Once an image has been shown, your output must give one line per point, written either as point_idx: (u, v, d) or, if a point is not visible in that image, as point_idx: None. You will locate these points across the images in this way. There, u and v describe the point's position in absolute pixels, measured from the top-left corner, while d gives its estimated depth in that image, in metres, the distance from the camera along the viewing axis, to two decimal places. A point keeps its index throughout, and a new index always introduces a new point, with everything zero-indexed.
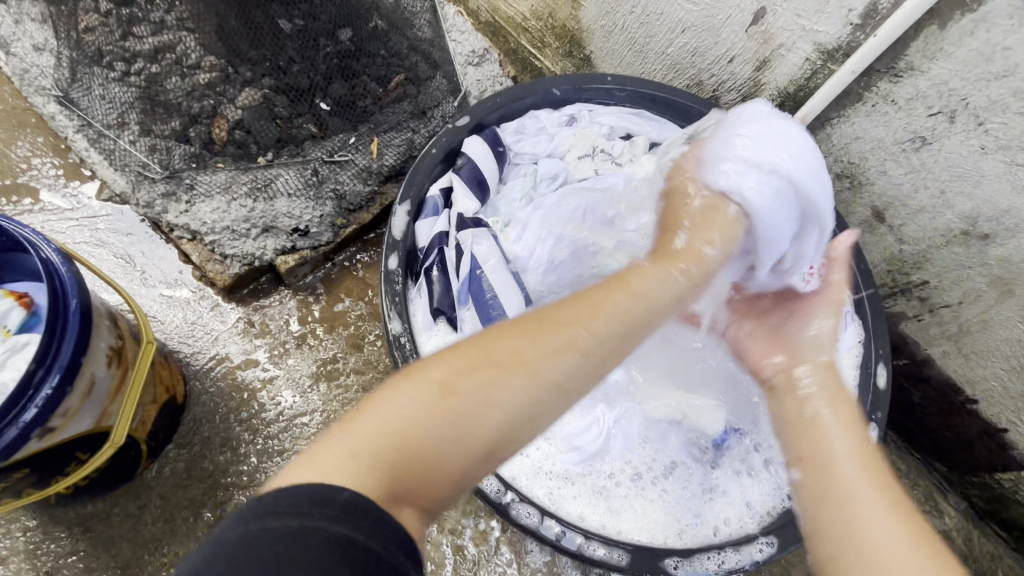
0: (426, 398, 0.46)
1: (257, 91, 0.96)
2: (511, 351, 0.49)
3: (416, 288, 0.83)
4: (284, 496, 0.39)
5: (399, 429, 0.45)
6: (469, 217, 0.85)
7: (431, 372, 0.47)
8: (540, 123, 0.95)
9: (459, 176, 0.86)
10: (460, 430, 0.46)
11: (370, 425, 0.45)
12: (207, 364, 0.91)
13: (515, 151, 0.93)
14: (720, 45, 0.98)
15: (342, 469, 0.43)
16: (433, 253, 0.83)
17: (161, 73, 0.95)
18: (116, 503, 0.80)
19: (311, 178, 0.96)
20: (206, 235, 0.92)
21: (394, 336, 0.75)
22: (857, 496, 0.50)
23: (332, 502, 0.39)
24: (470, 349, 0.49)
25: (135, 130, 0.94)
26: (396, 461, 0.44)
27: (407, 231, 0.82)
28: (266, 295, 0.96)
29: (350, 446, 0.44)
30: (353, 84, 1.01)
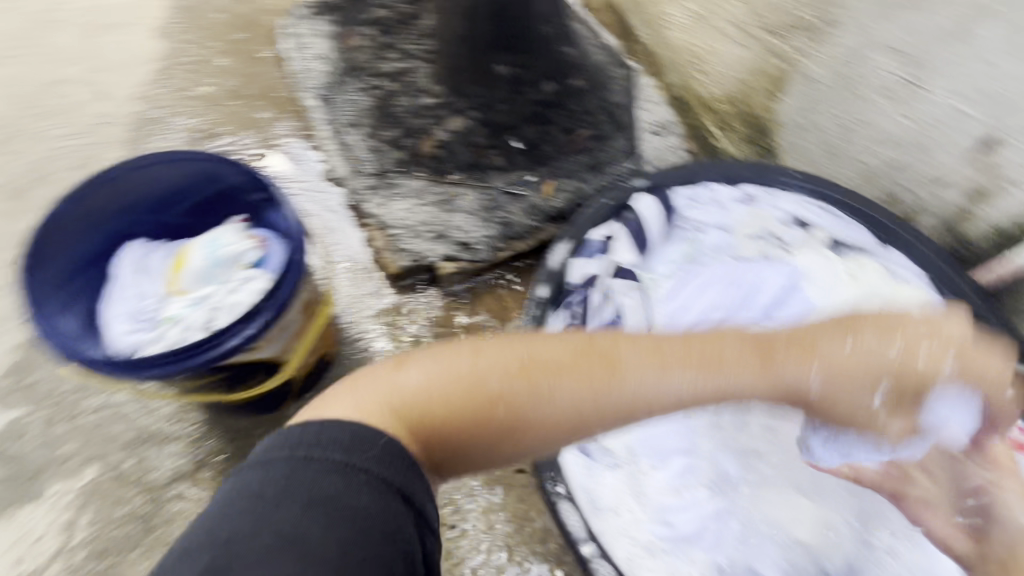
0: (491, 389, 0.46)
1: (464, 120, 1.12)
2: (583, 396, 0.46)
3: (556, 319, 0.84)
4: (284, 443, 0.44)
5: (457, 428, 0.47)
6: (624, 269, 0.90)
7: (483, 365, 0.47)
8: (715, 195, 0.93)
9: (623, 229, 0.90)
10: (504, 429, 0.47)
11: (443, 409, 0.47)
12: (358, 333, 1.04)
13: (683, 215, 0.94)
14: (932, 165, 0.92)
15: (406, 438, 0.46)
16: (582, 292, 0.85)
17: (398, 91, 1.16)
18: (258, 426, 0.94)
19: (488, 203, 1.08)
20: (391, 229, 1.07)
21: None
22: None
23: (374, 446, 0.44)
24: (540, 363, 0.47)
25: (365, 132, 1.15)
26: (460, 443, 0.48)
27: (562, 268, 0.84)
28: (422, 291, 1.08)
29: (394, 405, 0.47)
30: (544, 130, 1.14)
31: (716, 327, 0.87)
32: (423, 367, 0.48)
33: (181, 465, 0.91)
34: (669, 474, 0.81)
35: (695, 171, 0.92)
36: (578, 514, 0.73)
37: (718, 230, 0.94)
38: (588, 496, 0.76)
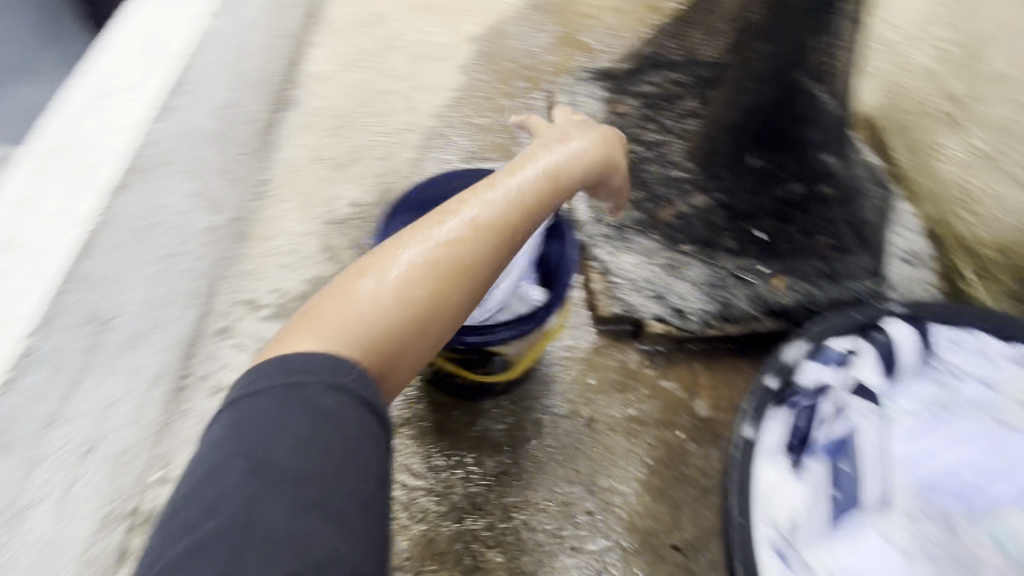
0: (497, 241, 0.67)
1: (706, 200, 1.21)
2: (487, 209, 0.68)
3: (778, 416, 0.79)
4: (308, 361, 0.54)
5: (414, 295, 0.62)
6: (867, 387, 0.85)
7: (377, 256, 0.64)
8: (984, 345, 0.84)
9: (868, 348, 0.85)
10: (494, 263, 0.68)
11: (427, 269, 0.63)
12: (556, 359, 1.12)
13: (939, 358, 0.87)
14: None
15: (378, 300, 0.61)
16: (811, 400, 0.81)
17: (649, 158, 1.28)
18: (455, 409, 1.05)
19: (714, 280, 1.11)
20: (614, 276, 1.16)
21: (735, 443, 0.76)
22: None
23: (350, 370, 0.55)
24: (413, 228, 0.66)
25: (613, 187, 1.27)
26: (455, 294, 0.64)
27: (796, 367, 0.81)
28: (620, 340, 1.13)
29: (337, 316, 0.59)
30: (783, 227, 1.17)
31: (957, 486, 0.81)
32: (474, 223, 0.66)
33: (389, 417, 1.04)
34: None
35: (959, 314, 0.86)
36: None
37: (979, 385, 0.85)
38: None
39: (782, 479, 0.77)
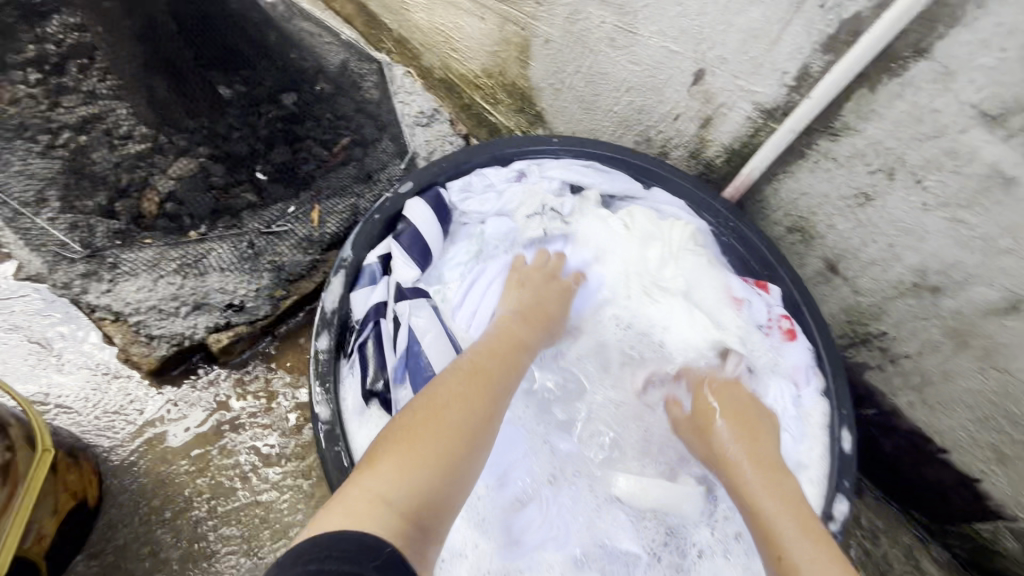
0: (441, 445, 0.55)
1: (192, 161, 0.95)
2: (502, 408, 0.64)
3: (348, 364, 0.78)
4: (331, 543, 0.44)
5: (397, 505, 0.50)
6: (408, 287, 0.82)
7: (431, 413, 0.57)
8: (487, 180, 0.92)
9: (398, 242, 0.84)
10: (448, 486, 0.54)
11: (393, 476, 0.51)
12: (129, 458, 0.83)
13: (462, 210, 0.91)
14: (665, 104, 0.99)
15: (375, 515, 0.48)
16: (369, 325, 0.79)
17: (89, 144, 0.93)
18: None
19: (247, 251, 0.92)
20: (130, 315, 0.85)
21: (319, 421, 0.74)
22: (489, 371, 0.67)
23: (378, 555, 0.44)
24: (447, 391, 0.60)
25: (56, 206, 0.88)
26: (420, 507, 0.51)
27: (341, 308, 0.80)
28: (199, 373, 0.89)
29: (380, 495, 0.50)
30: (297, 148, 1.01)
31: None
32: (424, 416, 0.57)
33: None
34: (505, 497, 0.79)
35: (459, 164, 0.91)
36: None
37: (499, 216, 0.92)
38: None
39: (372, 418, 0.76)
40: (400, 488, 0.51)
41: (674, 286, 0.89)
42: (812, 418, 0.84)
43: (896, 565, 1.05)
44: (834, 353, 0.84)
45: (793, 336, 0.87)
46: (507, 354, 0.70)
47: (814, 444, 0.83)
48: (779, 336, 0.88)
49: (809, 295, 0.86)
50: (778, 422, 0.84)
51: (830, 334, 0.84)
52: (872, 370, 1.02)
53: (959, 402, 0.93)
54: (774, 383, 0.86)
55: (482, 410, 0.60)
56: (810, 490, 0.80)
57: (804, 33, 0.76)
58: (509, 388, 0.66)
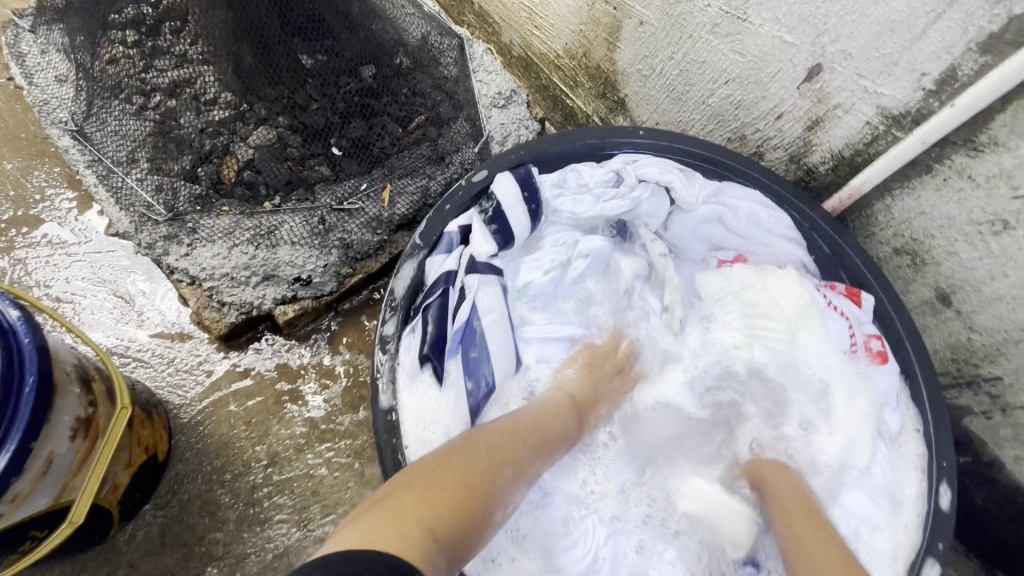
0: (483, 494, 0.53)
1: (271, 130, 0.92)
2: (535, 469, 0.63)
3: (409, 330, 0.77)
4: (349, 559, 0.38)
5: (416, 527, 0.46)
6: (482, 261, 0.80)
7: (480, 461, 0.56)
8: (582, 179, 0.87)
9: (480, 217, 0.82)
10: (473, 536, 0.52)
11: (419, 501, 0.48)
12: (196, 417, 0.86)
13: (555, 209, 0.88)
14: (768, 100, 0.89)
15: (411, 538, 0.44)
16: (437, 290, 0.77)
17: (177, 106, 0.93)
18: (85, 568, 0.75)
19: (318, 226, 0.91)
20: (204, 281, 0.87)
21: (382, 407, 0.73)
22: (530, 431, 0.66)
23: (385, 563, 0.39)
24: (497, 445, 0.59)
25: (145, 167, 0.92)
26: (442, 531, 0.47)
27: (413, 278, 0.80)
28: (263, 343, 0.91)
29: (421, 522, 0.46)
30: (372, 124, 0.98)
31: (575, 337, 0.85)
32: (478, 458, 0.56)
33: None
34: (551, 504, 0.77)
35: (552, 149, 0.87)
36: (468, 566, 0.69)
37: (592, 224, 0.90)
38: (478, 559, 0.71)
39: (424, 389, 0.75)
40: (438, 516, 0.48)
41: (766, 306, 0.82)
42: (903, 453, 0.77)
43: None
44: (936, 389, 0.75)
45: (884, 360, 0.78)
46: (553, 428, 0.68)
47: (910, 479, 0.75)
48: (866, 358, 0.79)
49: (906, 315, 0.77)
50: (867, 450, 0.76)
51: (928, 362, 0.75)
52: (974, 416, 0.91)
53: None
54: (861, 419, 0.77)
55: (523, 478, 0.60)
56: (904, 531, 0.73)
57: (956, 30, 0.66)
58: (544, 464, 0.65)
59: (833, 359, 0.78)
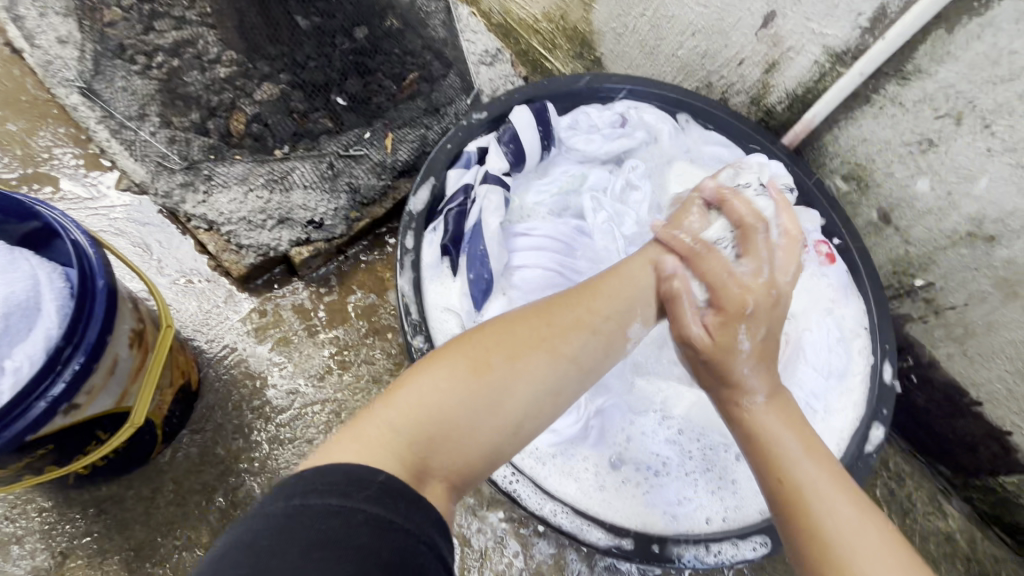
0: (465, 381, 0.54)
1: (274, 86, 1.00)
2: (560, 345, 0.60)
3: (431, 228, 0.85)
4: (331, 472, 0.44)
5: (401, 438, 0.51)
6: (496, 175, 0.87)
7: (461, 350, 0.57)
8: (592, 121, 0.97)
9: (498, 140, 0.90)
10: (476, 420, 0.54)
11: (410, 404, 0.52)
12: (221, 352, 0.93)
13: (569, 146, 0.96)
14: (730, 47, 1.00)
15: (385, 442, 0.50)
16: (457, 199, 0.85)
17: (183, 66, 0.99)
18: (130, 486, 0.81)
19: (327, 171, 0.98)
20: (223, 225, 0.93)
21: (402, 296, 0.80)
22: (540, 309, 0.63)
23: (371, 484, 0.44)
24: (494, 332, 0.59)
25: (156, 122, 0.96)
26: (434, 430, 0.52)
27: (434, 189, 0.86)
28: (280, 286, 0.98)
29: (392, 423, 0.51)
30: (368, 81, 1.05)
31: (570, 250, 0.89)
32: (457, 353, 0.57)
33: (42, 560, 0.77)
34: None
35: (556, 89, 0.95)
36: None
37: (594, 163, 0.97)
38: None
39: (442, 280, 0.84)
40: (402, 410, 0.52)
41: None
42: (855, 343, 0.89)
43: (919, 508, 1.06)
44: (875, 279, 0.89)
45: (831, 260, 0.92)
46: (580, 300, 0.65)
47: (858, 366, 0.88)
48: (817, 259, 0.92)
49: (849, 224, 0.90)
50: (826, 343, 0.89)
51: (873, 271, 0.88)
52: (913, 322, 1.03)
53: (999, 352, 0.93)
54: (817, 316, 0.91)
55: (536, 363, 0.58)
56: (853, 405, 0.86)
57: None
58: (570, 343, 0.61)
59: None
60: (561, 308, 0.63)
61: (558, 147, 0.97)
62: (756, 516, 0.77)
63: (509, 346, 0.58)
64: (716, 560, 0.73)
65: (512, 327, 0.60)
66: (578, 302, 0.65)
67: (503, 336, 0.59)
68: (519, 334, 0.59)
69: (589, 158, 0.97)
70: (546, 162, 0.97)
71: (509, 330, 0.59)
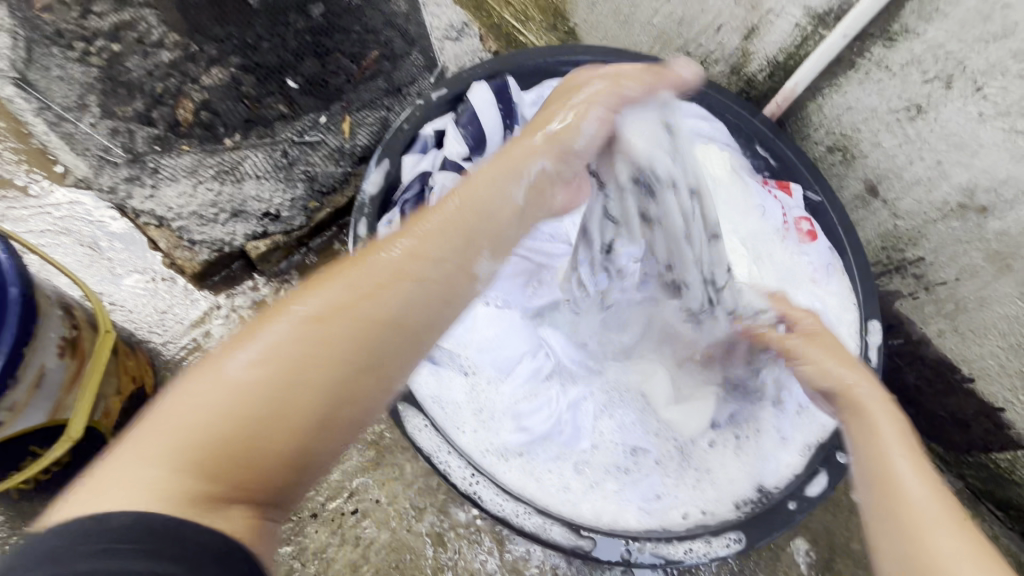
0: (164, 456, 0.38)
1: (222, 71, 0.93)
2: (397, 338, 0.46)
3: (385, 221, 0.81)
4: (75, 527, 0.34)
5: (178, 454, 0.38)
6: (454, 161, 0.85)
7: (194, 381, 0.42)
8: None
9: (456, 121, 0.86)
10: (321, 427, 0.43)
11: (126, 459, 0.39)
12: (180, 354, 0.89)
13: None
14: (707, 13, 0.93)
15: (117, 490, 0.37)
16: (412, 188, 0.83)
17: (124, 52, 0.93)
18: None
19: (281, 160, 0.93)
20: (173, 221, 0.89)
21: None
22: (331, 306, 0.45)
23: (133, 527, 0.34)
24: (269, 342, 0.43)
25: (96, 112, 0.91)
26: (252, 448, 0.40)
27: (387, 177, 0.82)
28: (240, 282, 0.94)
29: (140, 471, 0.38)
30: (325, 62, 0.97)
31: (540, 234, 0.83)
32: (205, 378, 0.42)
33: None
34: (524, 376, 0.81)
35: (520, 63, 0.88)
36: (427, 426, 0.73)
37: None
38: (456, 414, 0.77)
39: None
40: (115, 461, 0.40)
41: (716, 181, 0.86)
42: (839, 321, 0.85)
43: None
44: (860, 257, 0.83)
45: (813, 238, 0.87)
46: (367, 294, 0.46)
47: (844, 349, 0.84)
48: (798, 237, 0.89)
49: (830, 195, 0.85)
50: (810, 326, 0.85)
51: (858, 245, 0.83)
52: (903, 299, 0.99)
53: (993, 328, 0.89)
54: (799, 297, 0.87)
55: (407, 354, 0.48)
56: None
57: None
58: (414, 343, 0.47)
59: (760, 229, 0.89)
60: (354, 309, 0.45)
61: None
62: (730, 511, 0.75)
63: (362, 335, 0.45)
64: (687, 557, 0.71)
65: (258, 352, 0.42)
66: (418, 296, 0.48)
67: (319, 329, 0.44)
68: (375, 328, 0.45)
69: None
70: None
71: (292, 335, 0.43)
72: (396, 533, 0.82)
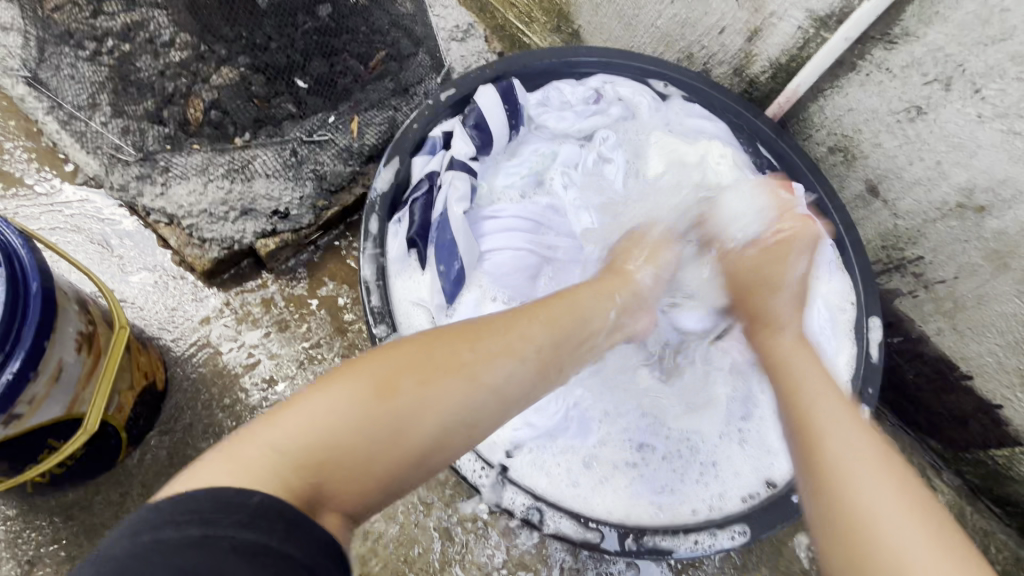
0: (285, 442, 0.45)
1: (232, 70, 0.94)
2: (483, 389, 0.52)
3: (395, 220, 0.83)
4: (188, 500, 0.39)
5: (290, 454, 0.44)
6: (463, 161, 0.84)
7: (322, 385, 0.49)
8: (563, 97, 0.93)
9: (463, 123, 0.86)
10: (390, 462, 0.48)
11: (263, 444, 0.45)
12: (189, 350, 0.90)
13: (536, 124, 0.93)
14: (711, 15, 0.94)
15: (243, 467, 0.43)
16: (421, 189, 0.82)
17: (133, 51, 0.93)
18: (98, 491, 0.80)
19: (290, 158, 0.94)
20: (183, 218, 0.90)
21: (365, 281, 0.78)
22: (422, 351, 0.52)
23: (239, 508, 0.39)
24: (383, 364, 0.50)
25: (107, 111, 0.92)
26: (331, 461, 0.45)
27: (398, 176, 0.83)
28: (247, 279, 0.94)
29: (273, 446, 0.44)
30: (333, 62, 0.97)
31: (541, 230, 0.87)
32: (323, 389, 0.48)
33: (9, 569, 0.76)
34: None
35: (524, 64, 0.90)
36: None
37: (565, 140, 0.94)
38: None
39: (411, 273, 0.82)
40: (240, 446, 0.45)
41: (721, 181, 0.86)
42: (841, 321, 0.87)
43: None
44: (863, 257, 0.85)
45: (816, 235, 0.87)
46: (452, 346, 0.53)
47: (843, 347, 0.87)
48: None
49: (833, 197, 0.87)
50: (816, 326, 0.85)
51: (859, 244, 0.84)
52: (903, 297, 1.00)
53: (992, 326, 0.90)
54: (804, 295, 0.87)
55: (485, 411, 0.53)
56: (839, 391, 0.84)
57: None
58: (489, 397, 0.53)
59: None
60: (444, 352, 0.52)
61: (528, 125, 0.93)
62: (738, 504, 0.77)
63: (440, 378, 0.51)
64: (692, 549, 0.72)
65: (361, 375, 0.49)
66: (496, 347, 0.55)
67: (415, 370, 0.50)
68: (458, 380, 0.51)
69: (560, 135, 0.94)
70: (517, 141, 0.93)
71: (395, 370, 0.50)
72: (404, 527, 0.83)
